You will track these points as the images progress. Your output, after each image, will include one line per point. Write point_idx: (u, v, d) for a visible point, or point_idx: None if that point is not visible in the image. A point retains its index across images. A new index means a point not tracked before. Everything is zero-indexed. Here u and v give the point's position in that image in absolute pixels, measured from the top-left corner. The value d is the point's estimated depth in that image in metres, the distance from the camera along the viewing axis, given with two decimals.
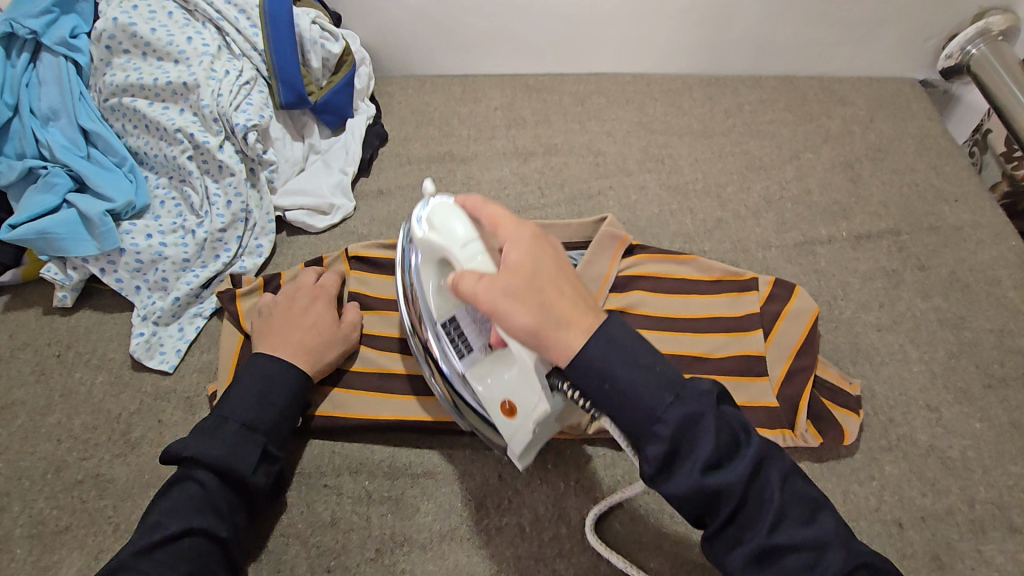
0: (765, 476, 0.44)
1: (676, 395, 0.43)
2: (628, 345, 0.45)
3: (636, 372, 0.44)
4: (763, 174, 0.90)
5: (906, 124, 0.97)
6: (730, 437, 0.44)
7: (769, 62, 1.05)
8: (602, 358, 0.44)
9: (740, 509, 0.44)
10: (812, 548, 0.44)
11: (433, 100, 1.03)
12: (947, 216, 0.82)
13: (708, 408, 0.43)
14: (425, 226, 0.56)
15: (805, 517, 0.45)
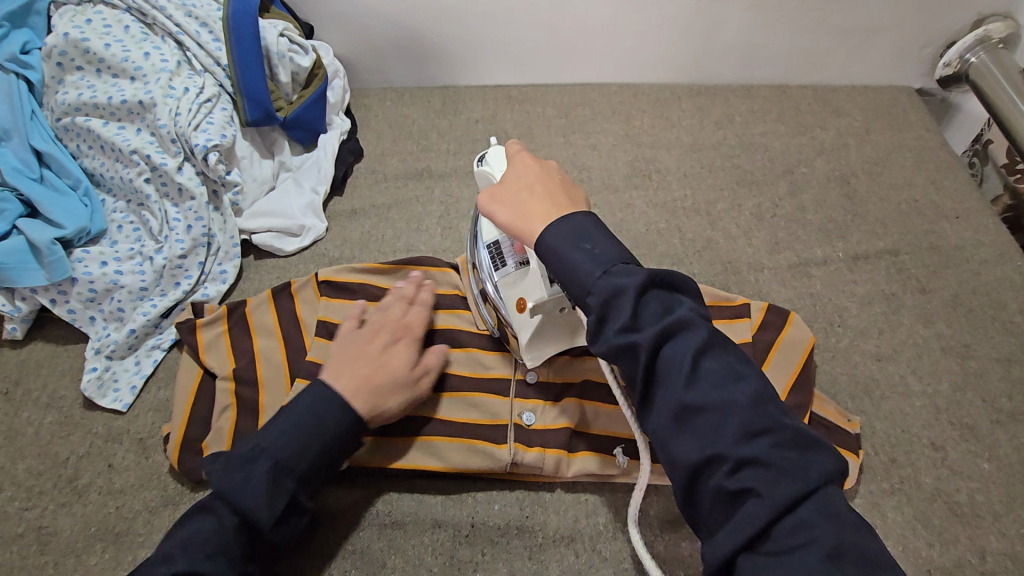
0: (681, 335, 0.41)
1: (604, 270, 0.44)
2: (587, 229, 0.46)
3: (579, 249, 0.45)
4: (755, 190, 0.86)
5: (904, 135, 0.93)
6: (659, 309, 0.42)
7: (761, 71, 1.01)
8: (557, 240, 0.47)
9: (655, 373, 0.41)
10: (722, 412, 0.39)
11: (412, 113, 0.99)
12: (948, 234, 0.79)
13: (632, 280, 0.42)
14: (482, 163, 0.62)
15: (721, 381, 0.40)
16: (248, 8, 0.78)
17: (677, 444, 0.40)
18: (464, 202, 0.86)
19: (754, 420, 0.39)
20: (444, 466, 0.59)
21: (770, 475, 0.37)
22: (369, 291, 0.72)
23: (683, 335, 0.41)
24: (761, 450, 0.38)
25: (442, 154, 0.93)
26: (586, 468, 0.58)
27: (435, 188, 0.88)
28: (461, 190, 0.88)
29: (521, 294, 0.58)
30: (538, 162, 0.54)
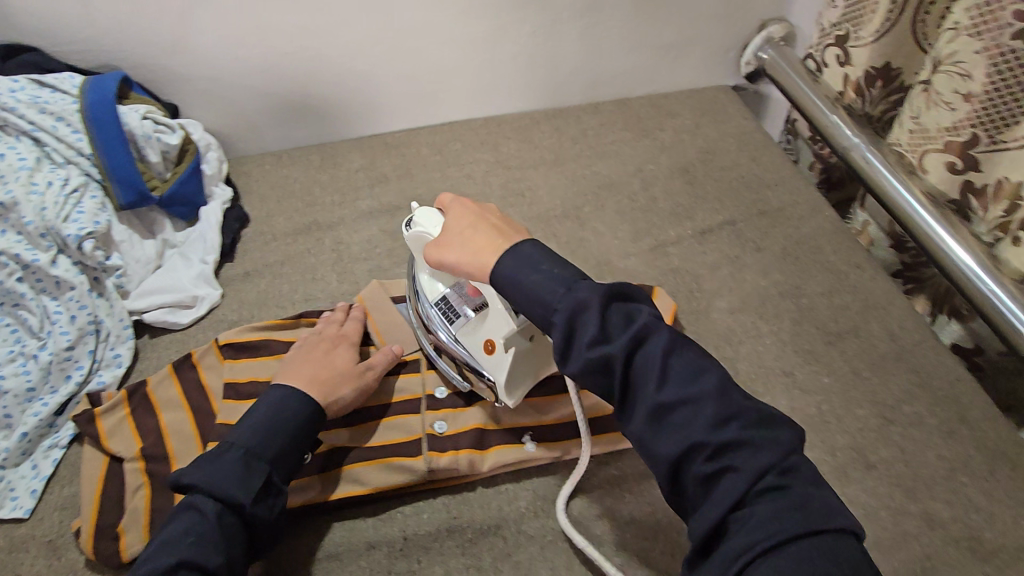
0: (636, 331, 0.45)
1: (567, 287, 0.47)
2: (538, 256, 0.50)
3: (538, 271, 0.49)
4: (614, 191, 0.97)
5: (726, 125, 1.10)
6: (624, 320, 0.45)
7: (603, 90, 1.16)
8: (509, 266, 0.50)
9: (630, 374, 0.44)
10: (694, 404, 0.42)
11: (293, 172, 1.03)
12: (771, 200, 0.94)
13: (595, 294, 0.46)
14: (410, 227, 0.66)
15: (691, 376, 0.43)
16: (104, 98, 0.80)
17: (659, 444, 0.43)
18: (355, 246, 0.91)
19: (720, 403, 0.42)
20: (367, 489, 0.62)
21: (741, 449, 0.41)
22: (273, 346, 0.75)
23: (646, 338, 0.44)
24: (725, 428, 0.41)
25: (328, 206, 0.98)
26: (501, 460, 0.64)
27: (325, 238, 0.92)
28: (351, 235, 0.93)
29: (487, 336, 0.61)
30: (474, 205, 0.60)
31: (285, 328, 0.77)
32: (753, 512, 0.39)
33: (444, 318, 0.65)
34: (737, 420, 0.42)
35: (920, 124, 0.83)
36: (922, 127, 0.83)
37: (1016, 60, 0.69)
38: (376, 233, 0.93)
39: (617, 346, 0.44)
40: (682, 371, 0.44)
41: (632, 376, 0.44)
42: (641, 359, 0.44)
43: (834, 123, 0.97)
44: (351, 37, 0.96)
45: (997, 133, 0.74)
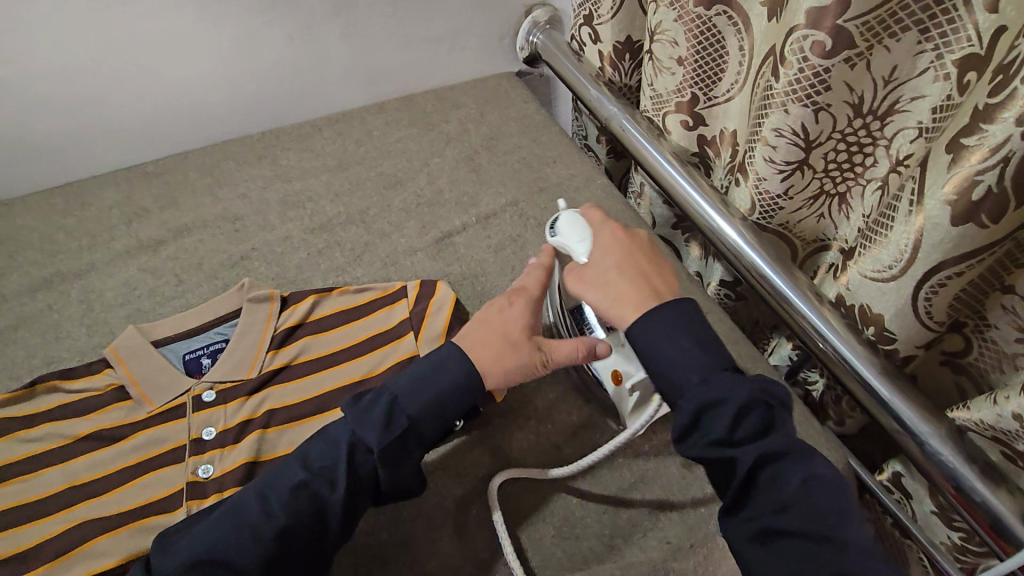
0: (716, 410, 0.51)
1: (705, 377, 0.53)
2: (673, 320, 0.56)
3: (672, 345, 0.55)
4: (399, 189, 0.96)
5: (508, 110, 1.13)
6: (754, 429, 0.50)
7: (386, 88, 1.13)
8: (643, 332, 0.56)
9: (754, 479, 0.50)
10: (803, 535, 0.48)
11: (28, 221, 0.89)
12: (550, 176, 0.98)
13: (738, 393, 0.51)
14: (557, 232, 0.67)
15: (814, 510, 0.48)
16: None
17: (757, 562, 0.49)
18: (109, 292, 0.80)
19: (798, 489, 0.49)
20: (116, 561, 0.57)
21: (802, 547, 0.48)
22: (1, 426, 0.65)
23: (771, 456, 0.50)
24: (791, 523, 0.48)
25: (74, 253, 0.85)
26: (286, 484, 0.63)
27: (71, 289, 0.81)
28: (103, 280, 0.82)
29: (615, 368, 0.66)
30: (631, 235, 0.65)
31: (13, 402, 0.66)
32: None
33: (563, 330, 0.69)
34: (801, 520, 0.48)
35: (656, 90, 0.92)
36: (658, 93, 0.92)
37: (704, 23, 0.76)
38: (134, 273, 0.83)
39: (737, 448, 0.50)
40: (817, 507, 0.49)
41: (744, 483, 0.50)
42: (774, 477, 0.50)
43: (595, 98, 1.04)
44: (65, 59, 0.84)
45: (709, 91, 0.84)
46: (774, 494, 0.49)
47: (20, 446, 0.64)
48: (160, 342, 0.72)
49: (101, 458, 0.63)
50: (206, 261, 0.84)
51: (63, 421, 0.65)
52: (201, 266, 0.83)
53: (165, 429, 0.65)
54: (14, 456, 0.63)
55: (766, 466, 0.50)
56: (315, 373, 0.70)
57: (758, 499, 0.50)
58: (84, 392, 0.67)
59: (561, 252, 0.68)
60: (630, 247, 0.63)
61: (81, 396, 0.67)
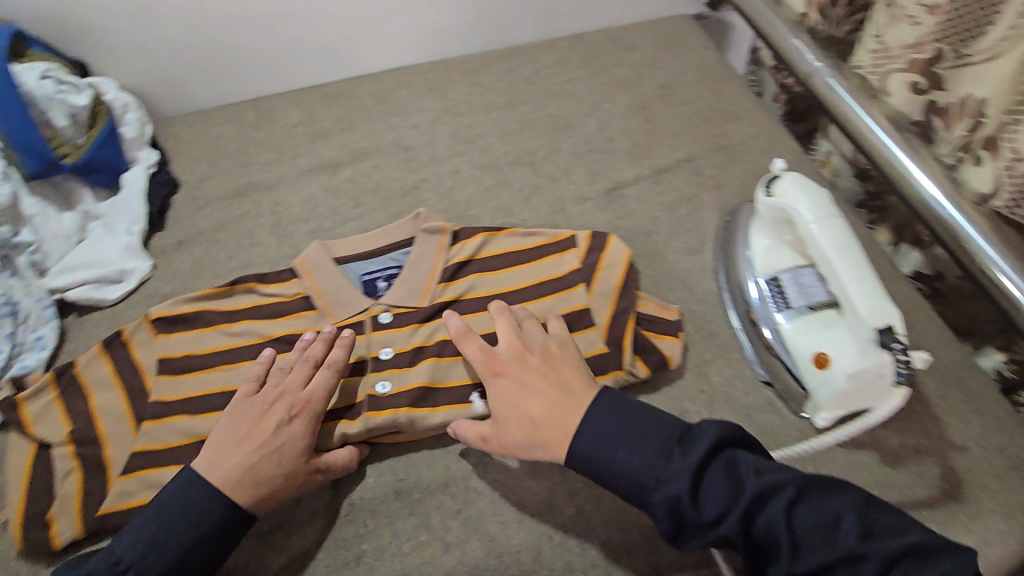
0: (677, 485, 0.48)
1: (658, 479, 0.48)
2: (610, 423, 0.52)
3: (619, 458, 0.50)
4: (568, 133, 0.92)
5: (686, 57, 1.04)
6: (730, 501, 0.47)
7: (558, 26, 1.08)
8: (590, 448, 0.51)
9: (754, 540, 0.47)
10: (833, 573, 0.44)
11: (226, 131, 0.96)
12: (731, 134, 0.89)
13: (681, 483, 0.47)
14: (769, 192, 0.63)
15: (821, 539, 0.45)
16: None
17: None
18: (296, 206, 0.85)
19: (804, 521, 0.46)
20: None
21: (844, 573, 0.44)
22: (206, 317, 0.69)
23: (754, 510, 0.46)
24: (811, 557, 0.45)
25: (265, 165, 0.91)
26: (450, 417, 0.61)
27: (263, 199, 0.87)
28: (290, 195, 0.87)
29: (823, 349, 0.56)
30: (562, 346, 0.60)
31: (219, 297, 0.71)
32: None
33: (772, 299, 0.63)
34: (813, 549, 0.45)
35: (882, 42, 0.79)
36: (884, 46, 0.79)
37: None
38: (316, 192, 0.87)
39: (724, 524, 0.47)
40: (818, 534, 0.46)
41: (755, 544, 0.47)
42: (770, 532, 0.46)
43: (795, 47, 0.91)
44: None
45: (960, 48, 0.69)
46: (782, 544, 0.45)
47: (222, 338, 0.68)
48: (341, 261, 0.74)
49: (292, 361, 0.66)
50: (381, 188, 0.87)
51: (259, 321, 0.70)
52: (377, 192, 0.86)
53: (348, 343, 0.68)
54: (217, 346, 0.68)
55: (759, 518, 0.47)
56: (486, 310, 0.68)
57: (774, 552, 0.46)
58: (277, 298, 0.71)
59: (774, 215, 0.64)
60: (523, 364, 0.58)
61: (275, 301, 0.71)
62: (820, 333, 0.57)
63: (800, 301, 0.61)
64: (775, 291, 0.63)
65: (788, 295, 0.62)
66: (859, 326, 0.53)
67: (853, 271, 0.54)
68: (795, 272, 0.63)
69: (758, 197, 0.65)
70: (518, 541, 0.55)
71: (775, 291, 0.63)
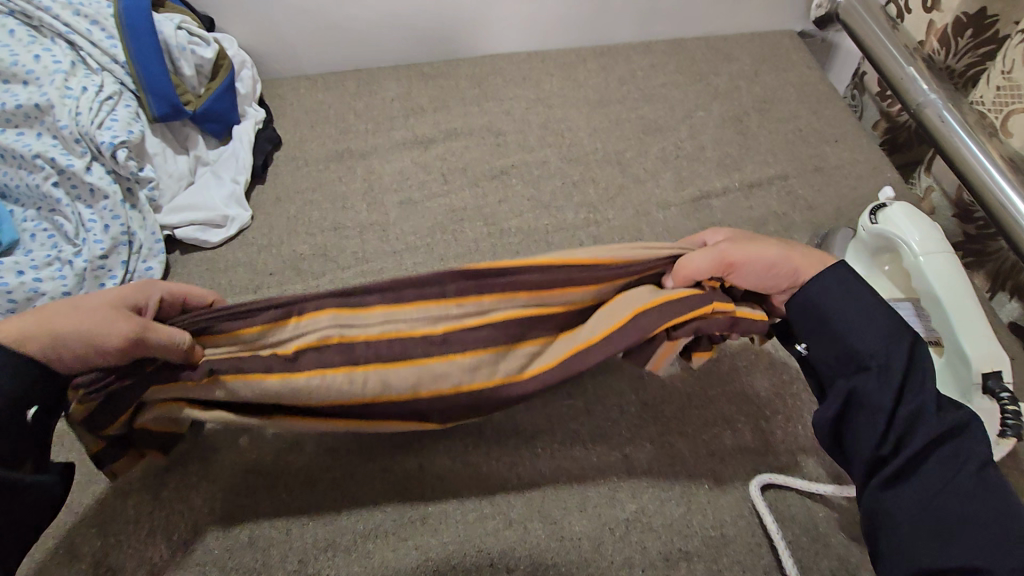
0: (880, 361, 0.51)
1: (885, 340, 0.51)
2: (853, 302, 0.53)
3: (847, 311, 0.53)
4: (660, 136, 0.91)
5: (787, 74, 1.00)
6: (911, 384, 0.50)
7: (657, 28, 1.07)
8: (832, 305, 0.53)
9: (898, 433, 0.48)
10: (944, 495, 0.46)
11: (327, 97, 0.99)
12: (829, 156, 0.86)
13: (874, 355, 0.51)
14: (874, 222, 0.62)
15: (951, 472, 0.47)
16: (140, 4, 0.77)
17: (884, 512, 0.48)
18: (387, 176, 0.89)
19: (985, 516, 0.45)
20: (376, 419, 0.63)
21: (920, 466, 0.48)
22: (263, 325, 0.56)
23: (918, 412, 0.49)
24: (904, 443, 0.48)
25: (361, 134, 0.94)
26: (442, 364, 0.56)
27: (357, 166, 0.90)
28: (383, 165, 0.90)
29: None
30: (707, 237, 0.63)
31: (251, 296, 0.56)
32: (906, 523, 0.46)
33: None
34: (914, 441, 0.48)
35: (1011, 79, 0.78)
36: (1013, 83, 0.78)
37: None
38: (408, 165, 0.90)
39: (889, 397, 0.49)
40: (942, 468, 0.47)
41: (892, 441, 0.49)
42: (910, 434, 0.48)
43: (908, 76, 0.87)
44: None
45: None
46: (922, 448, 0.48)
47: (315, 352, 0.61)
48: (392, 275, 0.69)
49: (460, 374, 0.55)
50: (470, 168, 0.89)
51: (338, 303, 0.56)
52: (465, 173, 0.88)
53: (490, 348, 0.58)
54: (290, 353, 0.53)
55: (925, 424, 0.48)
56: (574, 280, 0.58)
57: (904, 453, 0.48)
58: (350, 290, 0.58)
59: (873, 245, 0.63)
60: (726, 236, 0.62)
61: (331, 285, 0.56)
62: None
63: None
64: None
65: None
66: (962, 370, 0.54)
67: (966, 319, 0.55)
68: (891, 304, 0.62)
69: (861, 225, 0.64)
70: (578, 527, 0.58)
71: None
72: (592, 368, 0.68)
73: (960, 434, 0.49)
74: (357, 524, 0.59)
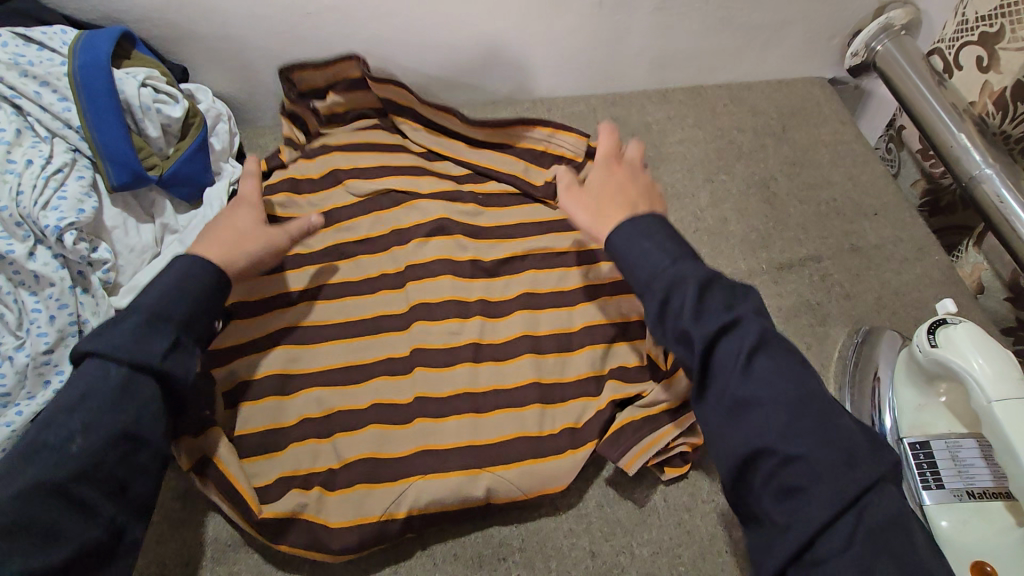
0: (686, 285, 0.48)
1: (673, 260, 0.49)
2: (653, 229, 0.52)
3: (641, 247, 0.51)
4: (676, 204, 0.82)
5: (819, 130, 0.90)
6: (723, 298, 0.47)
7: (674, 75, 0.98)
8: (624, 244, 0.51)
9: (709, 357, 0.46)
10: (768, 406, 0.44)
11: None
12: (867, 233, 0.77)
13: (691, 272, 0.48)
14: (934, 340, 0.53)
15: (768, 377, 0.45)
16: (97, 62, 0.69)
17: (728, 438, 0.45)
18: None
19: (808, 430, 0.43)
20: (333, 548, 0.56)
21: (761, 416, 0.44)
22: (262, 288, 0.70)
23: (734, 321, 0.46)
24: (753, 386, 0.45)
25: None
26: (434, 491, 0.57)
27: None
28: None
29: (982, 557, 0.49)
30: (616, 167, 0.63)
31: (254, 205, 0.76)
32: (741, 447, 0.44)
33: (914, 473, 0.54)
34: (766, 387, 0.45)
35: None
36: None
37: None
38: None
39: (694, 322, 0.46)
40: (768, 368, 0.45)
41: (709, 364, 0.46)
42: (726, 348, 0.46)
43: (961, 145, 0.77)
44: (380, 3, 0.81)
45: None
46: (732, 368, 0.45)
47: (275, 416, 0.63)
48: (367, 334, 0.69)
49: (447, 488, 0.57)
50: None
51: (305, 112, 0.80)
52: None
53: (468, 453, 0.60)
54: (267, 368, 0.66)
55: (727, 340, 0.46)
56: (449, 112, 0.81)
57: (716, 380, 0.46)
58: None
59: (930, 368, 0.54)
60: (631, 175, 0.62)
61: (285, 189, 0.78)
62: (981, 535, 0.49)
63: (956, 483, 0.52)
64: (923, 462, 0.53)
65: (940, 470, 0.53)
66: None
67: None
68: (952, 442, 0.53)
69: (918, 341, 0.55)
70: None
71: (922, 461, 0.54)
72: (598, 497, 0.59)
73: (773, 340, 0.47)
74: None
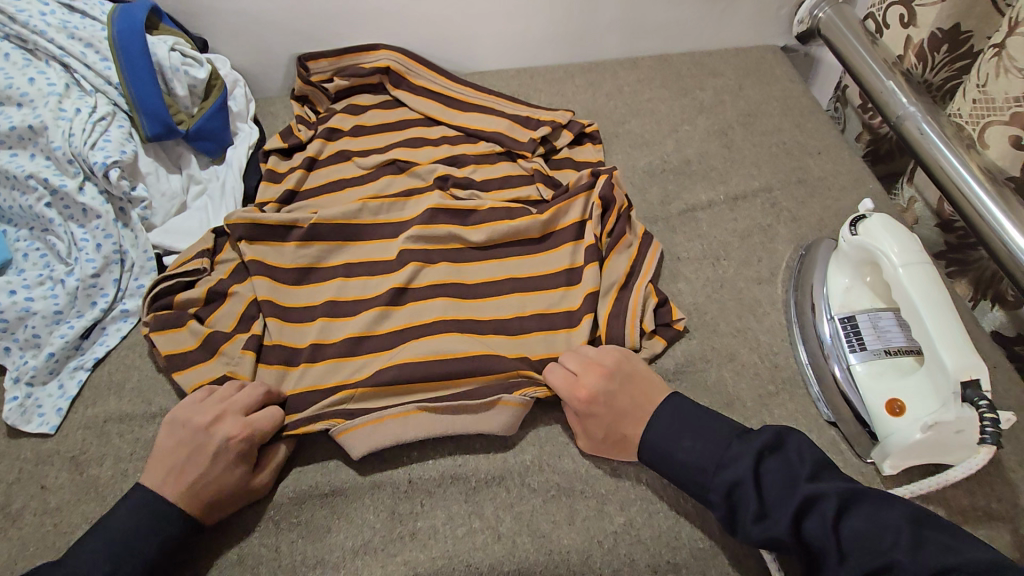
0: (740, 463, 0.55)
1: (717, 467, 0.56)
2: (687, 414, 0.60)
3: (682, 446, 0.58)
4: (646, 151, 0.93)
5: (771, 88, 1.02)
6: (771, 447, 0.56)
7: (643, 44, 1.09)
8: (661, 441, 0.59)
9: (802, 540, 0.52)
10: (874, 553, 0.50)
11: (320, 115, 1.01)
12: (812, 168, 0.88)
13: (743, 460, 0.56)
14: (855, 232, 0.64)
15: (865, 528, 0.51)
16: (135, 26, 0.79)
17: None
18: None
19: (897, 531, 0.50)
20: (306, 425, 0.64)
21: (879, 567, 0.49)
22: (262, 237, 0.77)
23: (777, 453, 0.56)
24: (851, 544, 0.51)
25: None
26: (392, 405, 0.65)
27: None
28: None
29: (895, 396, 0.59)
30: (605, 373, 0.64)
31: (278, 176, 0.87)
32: None
33: (845, 341, 0.64)
34: (862, 534, 0.51)
35: (986, 92, 0.77)
36: (988, 97, 0.77)
37: None
38: None
39: (737, 478, 0.55)
40: (861, 520, 0.51)
41: (805, 539, 0.52)
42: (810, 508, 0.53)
43: (888, 89, 0.89)
44: None
45: None
46: (825, 525, 0.52)
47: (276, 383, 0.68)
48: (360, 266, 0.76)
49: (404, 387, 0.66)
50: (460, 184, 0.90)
51: (315, 93, 0.97)
52: None
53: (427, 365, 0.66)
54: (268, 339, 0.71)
55: (808, 511, 0.53)
56: (443, 92, 0.96)
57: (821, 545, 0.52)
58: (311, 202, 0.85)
59: (855, 254, 0.65)
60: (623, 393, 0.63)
61: (302, 165, 0.87)
62: (894, 381, 0.59)
63: (876, 344, 0.62)
64: (849, 331, 0.64)
65: (863, 336, 0.63)
66: (940, 378, 0.55)
67: (945, 329, 0.55)
68: (874, 314, 0.64)
69: (842, 235, 0.65)
70: (566, 540, 0.58)
71: (849, 331, 0.64)
72: None
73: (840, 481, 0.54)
74: (344, 537, 0.59)
